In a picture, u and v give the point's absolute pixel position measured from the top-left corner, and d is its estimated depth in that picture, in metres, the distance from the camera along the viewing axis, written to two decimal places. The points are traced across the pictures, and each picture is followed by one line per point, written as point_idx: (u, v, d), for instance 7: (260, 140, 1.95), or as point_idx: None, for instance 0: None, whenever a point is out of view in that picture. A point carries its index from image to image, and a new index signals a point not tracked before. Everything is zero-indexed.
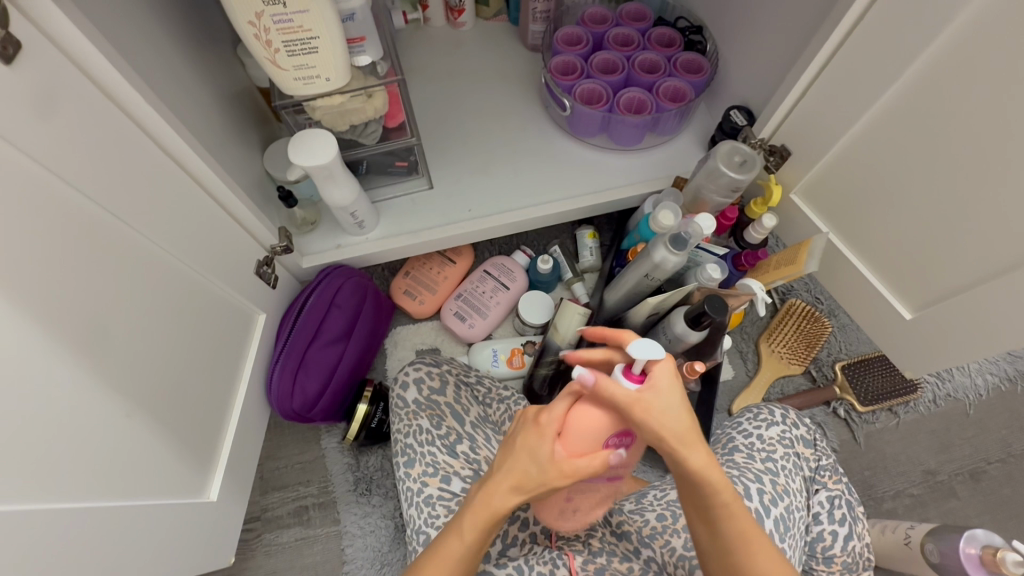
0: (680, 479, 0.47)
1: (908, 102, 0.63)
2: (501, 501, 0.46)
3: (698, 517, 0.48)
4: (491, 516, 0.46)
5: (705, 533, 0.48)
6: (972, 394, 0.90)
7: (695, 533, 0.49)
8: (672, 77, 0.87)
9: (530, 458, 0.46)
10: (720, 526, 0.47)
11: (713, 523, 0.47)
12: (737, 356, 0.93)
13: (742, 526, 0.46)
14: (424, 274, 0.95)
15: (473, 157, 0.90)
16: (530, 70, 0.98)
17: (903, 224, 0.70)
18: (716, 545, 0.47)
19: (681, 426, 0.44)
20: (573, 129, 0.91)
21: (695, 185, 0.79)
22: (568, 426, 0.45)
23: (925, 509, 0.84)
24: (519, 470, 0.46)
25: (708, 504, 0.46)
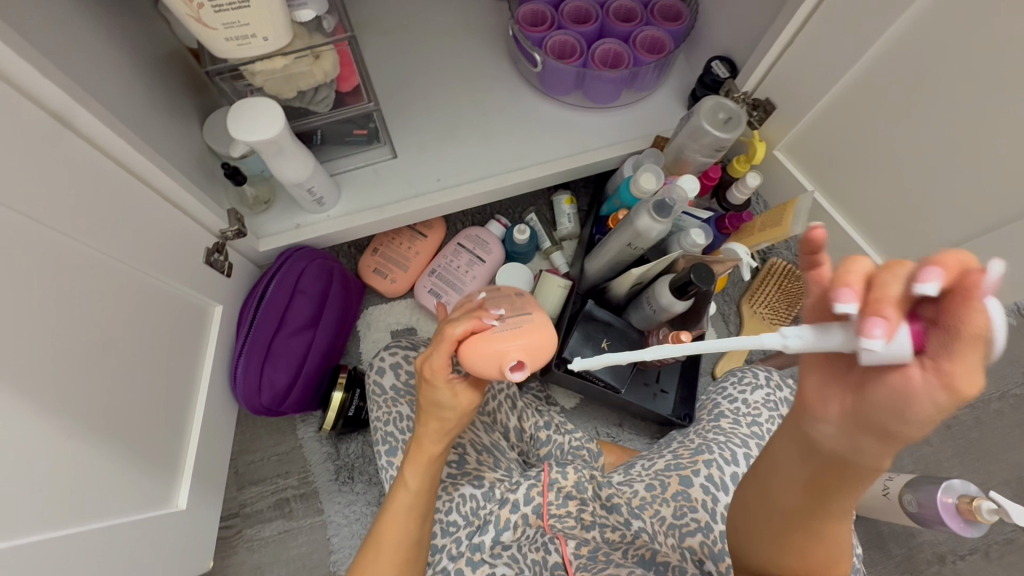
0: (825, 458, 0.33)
1: (898, 53, 0.60)
2: (432, 444, 0.52)
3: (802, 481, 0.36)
4: (427, 456, 0.52)
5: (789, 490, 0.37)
6: None
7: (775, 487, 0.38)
8: (649, 25, 0.80)
9: (436, 405, 0.50)
10: (827, 508, 0.36)
11: (819, 497, 0.35)
12: (720, 320, 0.92)
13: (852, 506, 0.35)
14: (393, 250, 0.89)
15: (439, 121, 0.83)
16: (494, 20, 0.90)
17: (888, 180, 0.68)
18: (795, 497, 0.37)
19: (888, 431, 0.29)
20: (546, 87, 0.84)
21: (677, 145, 0.75)
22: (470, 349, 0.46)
23: (899, 457, 0.87)
24: (437, 418, 0.50)
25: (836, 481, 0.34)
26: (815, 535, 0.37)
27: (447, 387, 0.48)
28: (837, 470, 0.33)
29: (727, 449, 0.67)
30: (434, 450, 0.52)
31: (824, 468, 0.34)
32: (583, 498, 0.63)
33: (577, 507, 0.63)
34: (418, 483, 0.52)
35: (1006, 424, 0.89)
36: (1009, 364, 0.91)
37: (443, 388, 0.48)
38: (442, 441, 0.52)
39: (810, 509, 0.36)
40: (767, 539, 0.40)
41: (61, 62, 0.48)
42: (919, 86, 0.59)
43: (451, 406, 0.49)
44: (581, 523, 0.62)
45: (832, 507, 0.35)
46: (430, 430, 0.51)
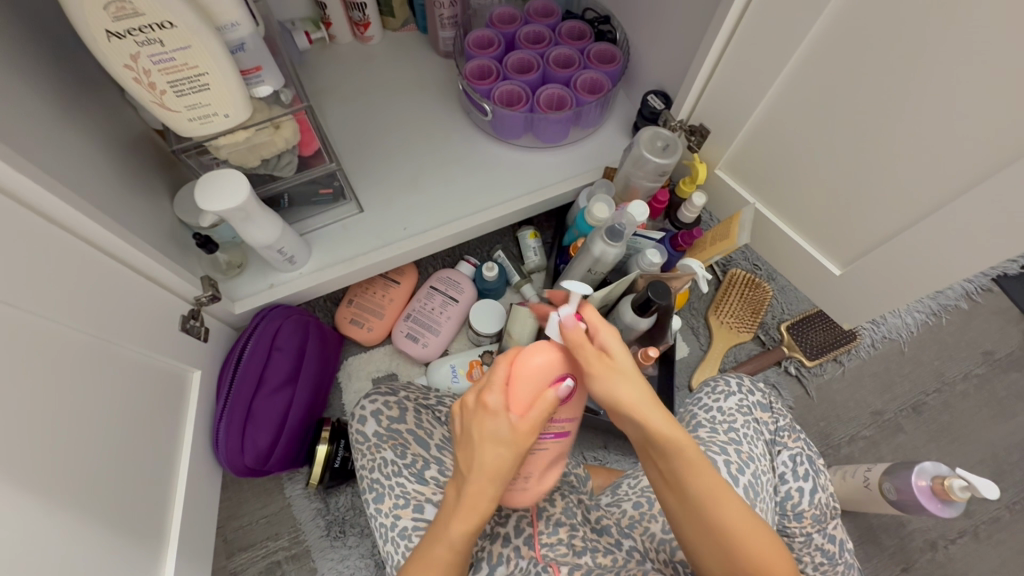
0: (645, 444, 0.49)
1: (804, 74, 0.66)
2: (481, 497, 0.47)
3: (665, 483, 0.50)
4: (473, 508, 0.47)
5: (678, 502, 0.49)
6: (904, 332, 0.96)
7: (666, 504, 0.51)
8: (587, 69, 0.87)
9: (493, 441, 0.47)
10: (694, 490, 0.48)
11: (680, 485, 0.48)
12: (689, 332, 0.96)
13: (706, 487, 0.48)
14: (368, 299, 0.92)
15: (401, 174, 0.88)
16: (446, 76, 0.97)
17: (819, 186, 0.74)
18: (681, 497, 0.49)
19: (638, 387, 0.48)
20: (498, 132, 0.90)
21: (624, 173, 0.80)
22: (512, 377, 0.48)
23: (878, 449, 0.89)
24: (489, 460, 0.47)
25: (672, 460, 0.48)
26: (717, 528, 0.47)
27: (507, 416, 0.47)
28: (659, 456, 0.49)
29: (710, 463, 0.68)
30: (486, 505, 0.48)
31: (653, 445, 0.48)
32: (572, 524, 0.64)
33: (568, 533, 0.63)
34: (460, 538, 0.48)
35: (974, 404, 0.92)
36: (967, 346, 0.95)
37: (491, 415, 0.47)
38: (490, 490, 0.47)
39: (688, 506, 0.48)
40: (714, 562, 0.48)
41: (29, 153, 0.51)
42: (829, 102, 0.66)
43: (507, 438, 0.46)
44: (574, 549, 0.62)
45: (694, 495, 0.48)
46: (480, 482, 0.47)
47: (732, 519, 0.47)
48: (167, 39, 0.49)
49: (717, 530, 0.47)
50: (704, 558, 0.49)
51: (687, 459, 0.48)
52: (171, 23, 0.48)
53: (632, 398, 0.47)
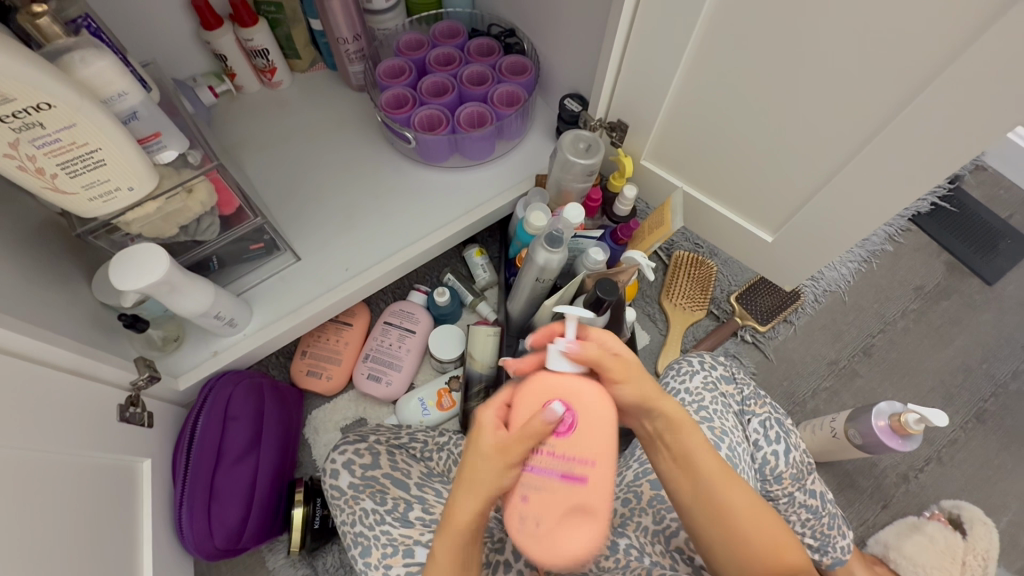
0: (659, 431, 0.51)
1: (702, 60, 0.69)
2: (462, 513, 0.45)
3: (675, 471, 0.51)
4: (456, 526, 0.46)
5: (685, 485, 0.51)
6: (843, 282, 1.01)
7: (673, 490, 0.52)
8: (501, 83, 0.89)
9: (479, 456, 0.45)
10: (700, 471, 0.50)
11: (687, 469, 0.50)
12: (647, 320, 0.98)
13: (718, 469, 0.50)
14: (323, 347, 0.89)
15: (334, 215, 0.86)
16: (363, 109, 0.96)
17: (738, 162, 0.77)
18: (685, 477, 0.50)
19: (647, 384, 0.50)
20: (425, 157, 0.89)
21: (555, 179, 0.81)
22: (514, 399, 0.48)
23: (840, 396, 0.93)
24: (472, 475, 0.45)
25: (677, 444, 0.50)
26: (720, 507, 0.49)
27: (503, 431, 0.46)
28: (671, 441, 0.51)
29: None
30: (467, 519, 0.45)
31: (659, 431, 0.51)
32: None
33: None
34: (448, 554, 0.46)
35: (916, 337, 0.98)
36: (899, 284, 1.02)
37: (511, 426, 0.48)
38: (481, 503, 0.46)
39: (701, 493, 0.50)
40: (721, 547, 0.49)
41: None
42: (730, 82, 0.69)
43: (490, 454, 0.45)
44: None
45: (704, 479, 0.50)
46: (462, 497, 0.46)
47: (738, 503, 0.49)
48: (48, 120, 0.46)
49: (728, 514, 0.49)
50: (710, 539, 0.50)
51: (698, 444, 0.50)
52: (50, 103, 0.45)
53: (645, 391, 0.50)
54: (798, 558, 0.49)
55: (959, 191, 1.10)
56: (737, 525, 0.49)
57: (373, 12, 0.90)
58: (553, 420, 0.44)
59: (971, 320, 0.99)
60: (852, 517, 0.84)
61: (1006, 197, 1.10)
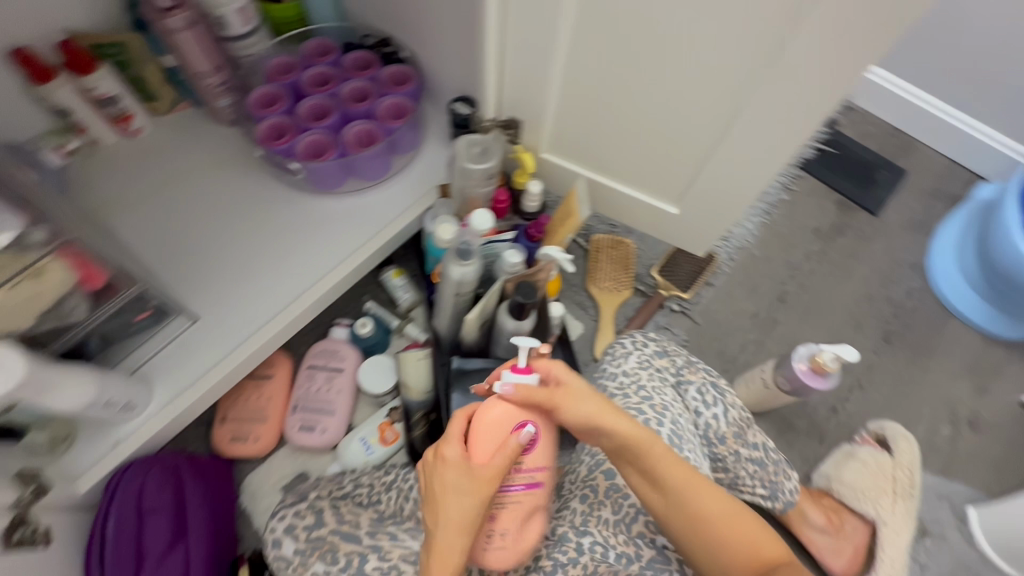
0: (622, 452, 0.55)
1: (577, 49, 0.69)
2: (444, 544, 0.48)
3: (645, 484, 0.55)
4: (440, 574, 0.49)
5: (661, 499, 0.54)
6: (750, 237, 1.06)
7: (648, 503, 0.55)
8: (385, 96, 0.85)
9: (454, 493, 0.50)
10: (670, 479, 0.53)
11: (655, 480, 0.54)
12: (578, 309, 0.98)
13: (687, 480, 0.54)
14: (242, 408, 0.82)
15: (230, 264, 0.80)
16: (242, 145, 0.89)
17: (631, 144, 0.78)
18: (658, 490, 0.54)
19: (590, 407, 0.54)
20: (319, 186, 0.85)
21: (457, 188, 0.78)
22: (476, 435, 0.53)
23: (767, 345, 0.98)
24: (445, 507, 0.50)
25: (644, 460, 0.54)
26: (693, 515, 0.53)
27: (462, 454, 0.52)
28: (636, 458, 0.54)
29: None
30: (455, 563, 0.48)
31: (625, 449, 0.54)
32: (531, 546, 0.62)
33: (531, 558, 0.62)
34: None
35: (822, 276, 1.05)
36: (800, 230, 1.08)
37: (450, 466, 0.51)
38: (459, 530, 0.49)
39: (674, 504, 0.53)
40: (700, 550, 0.53)
41: None
42: (609, 67, 0.69)
43: (468, 482, 0.50)
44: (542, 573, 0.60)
45: (675, 489, 0.53)
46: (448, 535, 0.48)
47: (710, 506, 0.53)
48: None
49: (703, 522, 0.53)
50: (688, 545, 0.54)
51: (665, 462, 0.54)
52: None
53: (595, 410, 0.54)
54: (774, 551, 0.52)
55: (836, 133, 1.18)
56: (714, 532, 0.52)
57: (231, 39, 0.82)
58: (523, 441, 0.52)
59: (865, 252, 1.07)
60: (795, 457, 0.89)
61: (875, 132, 1.20)
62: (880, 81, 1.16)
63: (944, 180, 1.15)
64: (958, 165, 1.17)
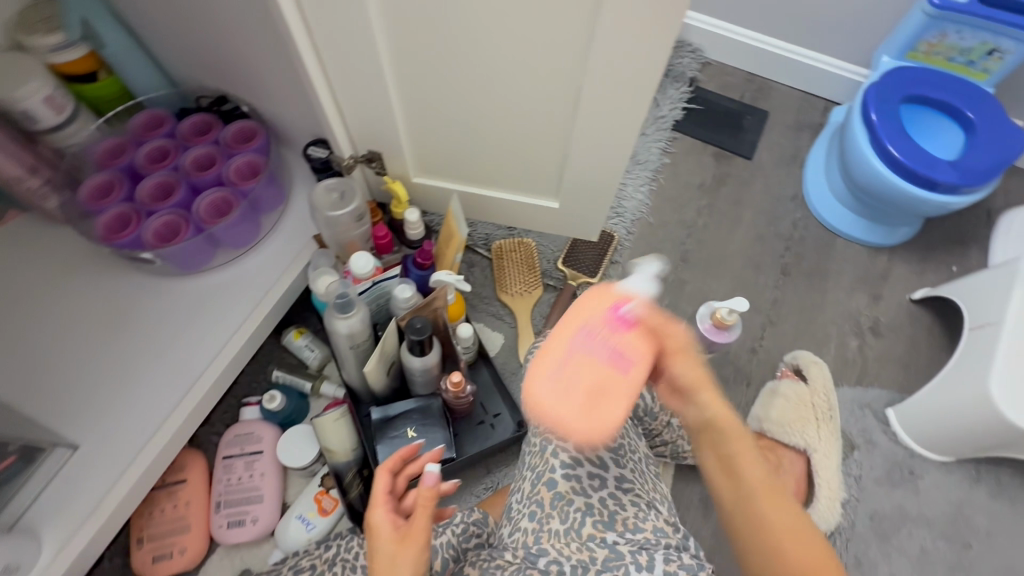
0: (699, 429, 0.51)
1: (408, 76, 0.67)
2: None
3: (721, 472, 0.50)
4: None
5: (731, 491, 0.49)
6: (643, 208, 1.09)
7: (714, 487, 0.51)
8: (232, 157, 0.80)
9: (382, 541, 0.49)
10: (745, 477, 0.49)
11: (732, 473, 0.49)
12: (494, 320, 0.97)
13: (763, 486, 0.48)
14: (160, 523, 0.76)
15: (104, 376, 0.73)
16: (88, 244, 0.81)
17: (494, 151, 0.78)
18: (731, 481, 0.49)
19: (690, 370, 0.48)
20: (184, 267, 0.79)
21: (329, 238, 0.75)
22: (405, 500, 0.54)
23: (681, 307, 1.01)
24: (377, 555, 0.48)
25: (725, 445, 0.49)
26: (761, 522, 0.47)
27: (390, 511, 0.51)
28: (715, 440, 0.50)
29: None
30: None
31: (706, 430, 0.50)
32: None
33: None
34: None
35: (716, 228, 1.09)
36: (686, 190, 1.12)
37: (381, 533, 0.49)
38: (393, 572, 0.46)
39: (744, 503, 0.48)
40: (757, 558, 0.48)
41: None
42: (446, 87, 0.67)
43: (394, 530, 0.49)
44: None
45: (747, 489, 0.48)
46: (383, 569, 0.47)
47: (780, 521, 0.47)
48: None
49: (772, 536, 0.47)
50: (746, 552, 0.48)
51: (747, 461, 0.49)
52: None
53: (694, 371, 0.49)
54: None
55: (698, 90, 1.23)
56: (782, 544, 0.46)
57: (43, 132, 0.74)
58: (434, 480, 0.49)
59: (749, 196, 1.13)
60: (728, 407, 0.92)
61: (734, 81, 1.25)
62: (725, 33, 1.22)
63: (802, 111, 1.23)
64: (812, 95, 1.24)
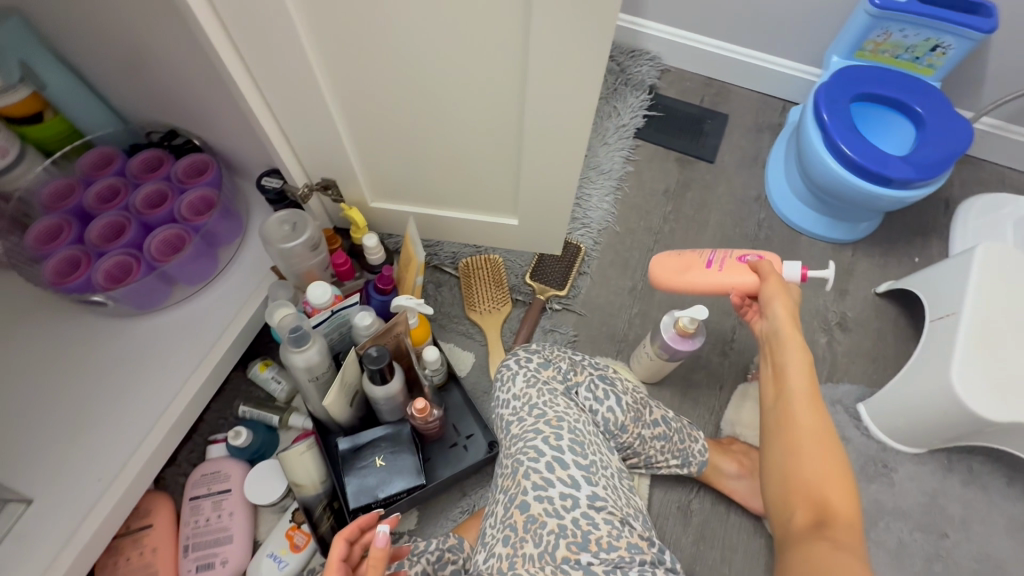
0: (768, 337, 0.61)
1: (353, 102, 0.67)
2: None
3: (772, 379, 0.59)
4: None
5: (773, 395, 0.58)
6: (609, 218, 1.09)
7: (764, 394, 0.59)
8: (183, 192, 0.79)
9: None
10: (790, 383, 0.56)
11: (780, 377, 0.57)
12: (464, 339, 0.96)
13: (803, 397, 0.55)
14: (126, 571, 0.73)
15: (58, 425, 0.71)
16: (38, 289, 0.79)
17: (448, 172, 0.77)
18: (775, 387, 0.58)
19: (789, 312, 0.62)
20: (140, 307, 0.77)
21: (286, 268, 0.74)
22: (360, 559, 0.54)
23: (651, 315, 1.01)
24: None
25: (778, 352, 0.59)
26: (783, 423, 0.55)
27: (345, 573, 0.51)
28: (777, 350, 0.59)
29: (530, 451, 0.67)
30: None
31: (773, 338, 0.60)
32: None
33: None
34: None
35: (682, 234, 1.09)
36: (651, 197, 1.13)
37: None
38: None
39: (782, 403, 0.56)
40: (773, 455, 0.54)
41: None
42: (392, 111, 0.67)
43: None
44: None
45: (787, 392, 0.56)
46: None
47: (808, 422, 0.53)
48: None
49: (789, 433, 0.53)
50: (768, 451, 0.55)
51: (801, 377, 0.55)
52: None
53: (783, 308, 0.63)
54: (843, 506, 0.48)
55: (658, 97, 1.24)
56: (797, 436, 0.53)
57: None
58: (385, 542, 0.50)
59: (713, 199, 1.14)
60: (703, 412, 0.92)
61: (692, 86, 1.27)
62: (680, 40, 1.24)
63: (761, 112, 1.24)
64: (769, 96, 1.26)
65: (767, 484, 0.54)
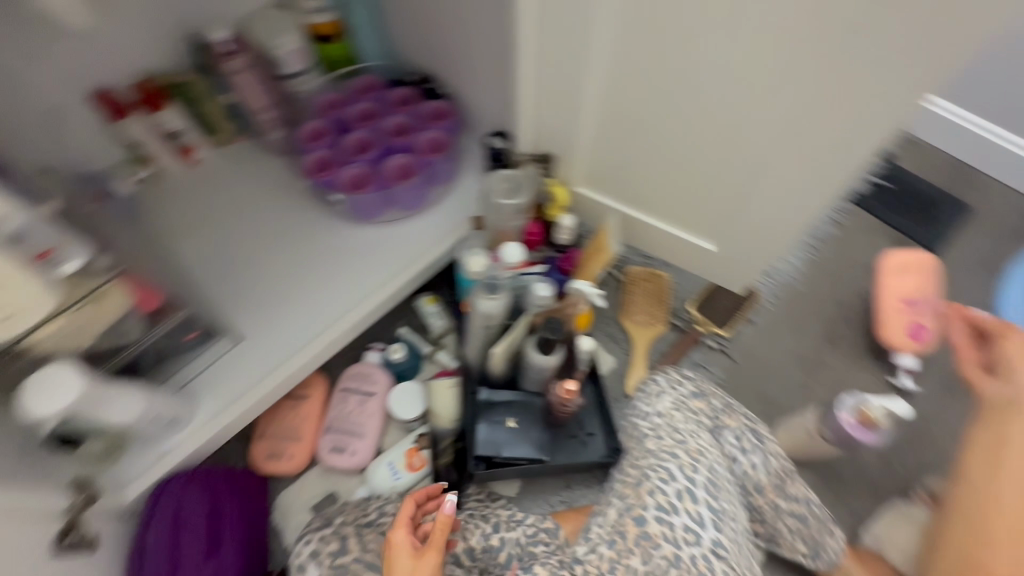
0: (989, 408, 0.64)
1: (610, 90, 0.70)
2: None
3: (988, 446, 0.62)
4: None
5: (980, 470, 0.62)
6: (796, 275, 1.02)
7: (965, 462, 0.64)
8: (425, 130, 0.89)
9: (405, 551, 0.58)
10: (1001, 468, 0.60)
11: (996, 451, 0.61)
12: (610, 341, 0.96)
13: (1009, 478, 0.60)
14: (280, 426, 0.86)
15: (274, 288, 0.84)
16: (291, 176, 0.94)
17: (665, 179, 0.78)
18: (988, 462, 0.61)
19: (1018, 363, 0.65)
20: (359, 215, 0.89)
21: (490, 221, 0.80)
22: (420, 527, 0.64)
23: (813, 389, 0.93)
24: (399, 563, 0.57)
25: (998, 427, 0.62)
26: (981, 503, 0.60)
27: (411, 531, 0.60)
28: (997, 426, 0.62)
29: (662, 469, 0.66)
30: None
31: (998, 410, 0.63)
32: None
33: None
34: None
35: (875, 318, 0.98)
36: (851, 268, 1.03)
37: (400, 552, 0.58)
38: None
39: (985, 483, 0.61)
40: (960, 524, 0.61)
41: None
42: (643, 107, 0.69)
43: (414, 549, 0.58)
44: None
45: (997, 470, 0.60)
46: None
47: (1008, 500, 0.58)
48: None
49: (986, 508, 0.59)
50: (959, 520, 0.61)
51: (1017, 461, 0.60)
52: None
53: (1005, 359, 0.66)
54: None
55: (893, 166, 1.12)
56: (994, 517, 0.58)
57: (286, 77, 0.87)
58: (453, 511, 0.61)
59: None
60: (841, 512, 0.83)
61: (938, 166, 1.13)
62: (945, 112, 1.10)
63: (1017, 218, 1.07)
64: None
65: (944, 546, 0.62)
